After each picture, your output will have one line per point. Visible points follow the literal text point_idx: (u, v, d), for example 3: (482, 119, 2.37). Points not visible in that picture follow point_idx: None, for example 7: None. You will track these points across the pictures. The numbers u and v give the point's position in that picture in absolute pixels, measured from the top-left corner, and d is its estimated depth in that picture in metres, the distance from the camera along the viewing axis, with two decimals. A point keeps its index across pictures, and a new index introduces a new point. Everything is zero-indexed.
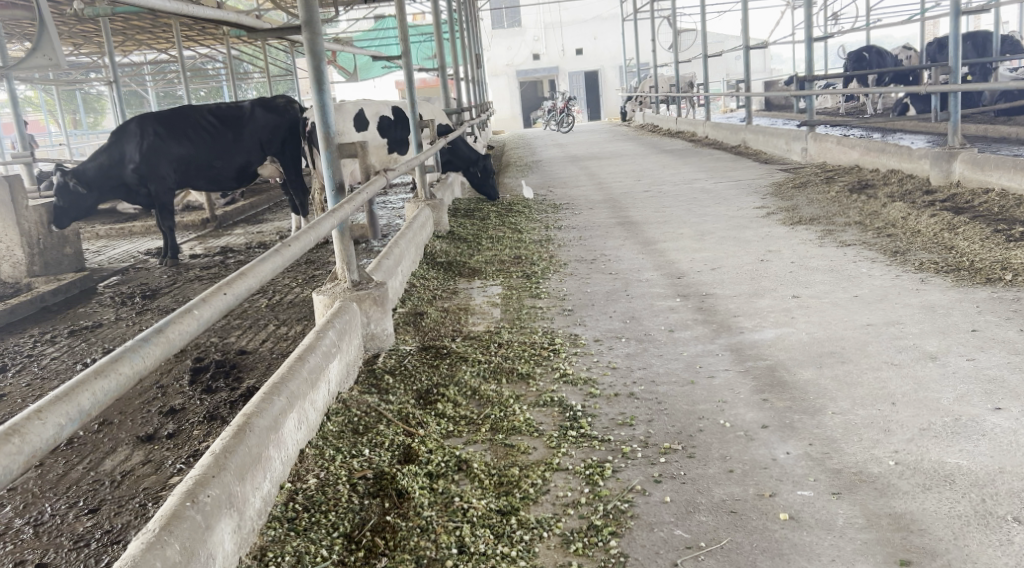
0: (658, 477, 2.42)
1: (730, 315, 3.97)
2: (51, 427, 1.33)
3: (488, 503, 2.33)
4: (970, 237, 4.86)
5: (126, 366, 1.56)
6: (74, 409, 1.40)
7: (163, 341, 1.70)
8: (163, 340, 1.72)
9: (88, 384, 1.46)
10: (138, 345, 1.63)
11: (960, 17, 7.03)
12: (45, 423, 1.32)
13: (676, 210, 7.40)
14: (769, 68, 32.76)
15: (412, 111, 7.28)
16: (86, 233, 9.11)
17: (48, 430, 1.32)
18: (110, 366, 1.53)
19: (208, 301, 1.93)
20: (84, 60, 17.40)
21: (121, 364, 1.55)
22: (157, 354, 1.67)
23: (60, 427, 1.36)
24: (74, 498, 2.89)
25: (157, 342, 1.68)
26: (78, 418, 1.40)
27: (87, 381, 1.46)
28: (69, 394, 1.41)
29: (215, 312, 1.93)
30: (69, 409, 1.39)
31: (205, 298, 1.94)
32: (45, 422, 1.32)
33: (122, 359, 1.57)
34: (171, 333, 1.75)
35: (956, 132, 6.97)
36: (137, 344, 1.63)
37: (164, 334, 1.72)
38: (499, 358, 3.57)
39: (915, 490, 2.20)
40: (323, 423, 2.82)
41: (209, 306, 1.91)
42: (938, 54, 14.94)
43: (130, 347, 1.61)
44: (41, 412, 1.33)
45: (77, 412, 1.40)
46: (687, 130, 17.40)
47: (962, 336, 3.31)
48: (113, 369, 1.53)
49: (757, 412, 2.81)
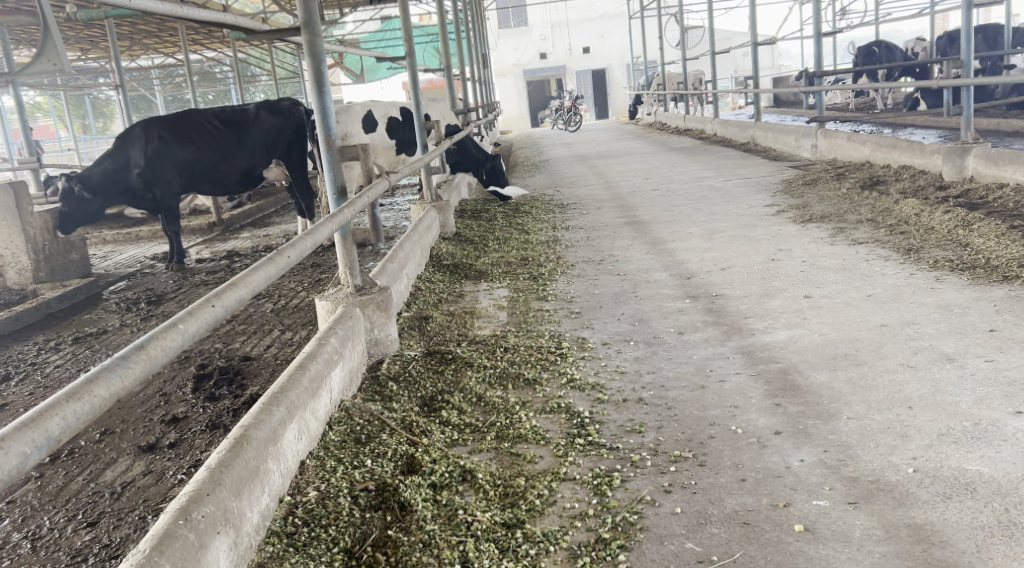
0: (668, 487, 2.35)
1: (741, 317, 3.89)
2: (16, 457, 1.26)
3: (493, 515, 2.27)
4: (986, 233, 4.76)
5: (101, 388, 1.50)
6: (42, 436, 1.33)
7: (144, 358, 1.64)
8: (144, 357, 1.66)
9: (58, 408, 1.39)
10: (116, 364, 1.57)
11: (971, 10, 6.90)
12: (9, 454, 1.25)
13: (685, 208, 7.33)
14: (777, 64, 32.54)
15: (417, 111, 7.20)
16: (93, 239, 9.11)
17: (13, 460, 1.25)
18: (84, 388, 1.46)
19: (194, 314, 1.87)
20: (93, 66, 17.46)
21: (96, 385, 1.49)
22: (136, 373, 1.61)
23: (27, 457, 1.29)
24: (73, 511, 2.84)
25: (137, 359, 1.63)
26: (47, 446, 1.34)
27: (59, 405, 1.40)
28: (38, 419, 1.35)
29: (202, 326, 1.87)
30: (36, 436, 1.32)
31: (191, 311, 1.88)
32: (9, 451, 1.26)
33: (97, 381, 1.50)
34: (153, 350, 1.68)
35: (969, 127, 6.85)
36: (116, 363, 1.57)
37: (146, 351, 1.66)
38: (506, 363, 3.50)
39: (936, 500, 2.11)
40: (324, 433, 2.76)
41: (196, 319, 1.86)
42: (948, 48, 14.76)
43: (108, 366, 1.55)
44: (4, 440, 1.27)
45: (45, 438, 1.34)
46: (695, 127, 17.25)
47: (980, 336, 3.22)
48: (87, 391, 1.46)
49: (770, 417, 2.73)
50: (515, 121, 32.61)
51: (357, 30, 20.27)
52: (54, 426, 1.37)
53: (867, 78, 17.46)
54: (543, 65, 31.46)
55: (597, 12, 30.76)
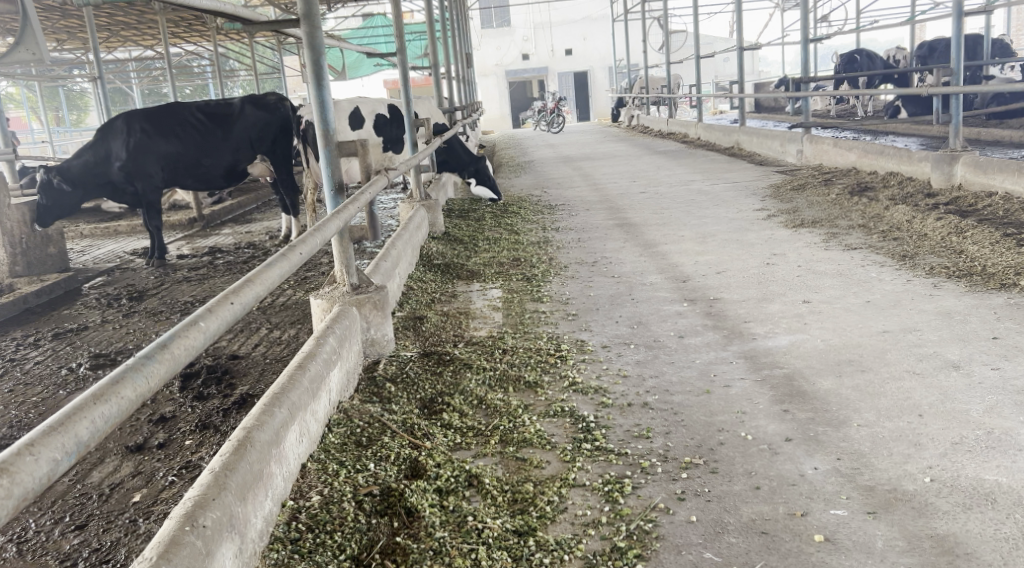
0: (681, 495, 2.30)
1: (741, 321, 3.86)
2: (46, 464, 1.20)
3: (504, 522, 2.20)
4: (981, 241, 4.77)
5: (127, 389, 1.43)
6: (72, 441, 1.27)
7: (168, 357, 1.56)
8: (168, 356, 1.58)
9: (86, 411, 1.32)
10: (140, 363, 1.50)
11: (962, 19, 6.94)
12: (38, 461, 1.18)
13: (675, 211, 7.29)
14: (757, 70, 32.76)
15: (407, 109, 7.09)
16: (70, 233, 8.92)
17: (42, 467, 1.19)
18: (111, 389, 1.39)
19: (214, 311, 1.79)
20: (70, 57, 17.16)
21: (122, 386, 1.42)
22: (161, 373, 1.53)
23: (56, 463, 1.23)
24: (60, 513, 2.74)
25: (161, 358, 1.55)
26: (77, 451, 1.27)
27: (87, 407, 1.32)
28: (66, 422, 1.28)
29: (222, 323, 1.80)
30: (66, 441, 1.25)
31: (210, 308, 1.80)
32: (39, 458, 1.19)
33: (123, 381, 1.43)
34: (175, 349, 1.60)
35: (958, 135, 6.89)
36: (140, 363, 1.50)
37: (169, 350, 1.58)
38: (505, 365, 3.44)
39: (956, 511, 2.09)
40: (324, 435, 2.68)
41: (216, 316, 1.78)
42: (929, 57, 14.91)
43: (132, 366, 1.47)
44: (33, 446, 1.20)
45: (74, 443, 1.27)
46: (678, 130, 17.27)
47: (983, 343, 3.22)
48: (114, 393, 1.39)
49: (779, 423, 2.69)
50: (497, 121, 32.50)
51: (339, 27, 20.10)
52: (84, 430, 1.29)
53: (849, 85, 17.59)
54: (525, 66, 31.40)
55: (580, 14, 30.75)
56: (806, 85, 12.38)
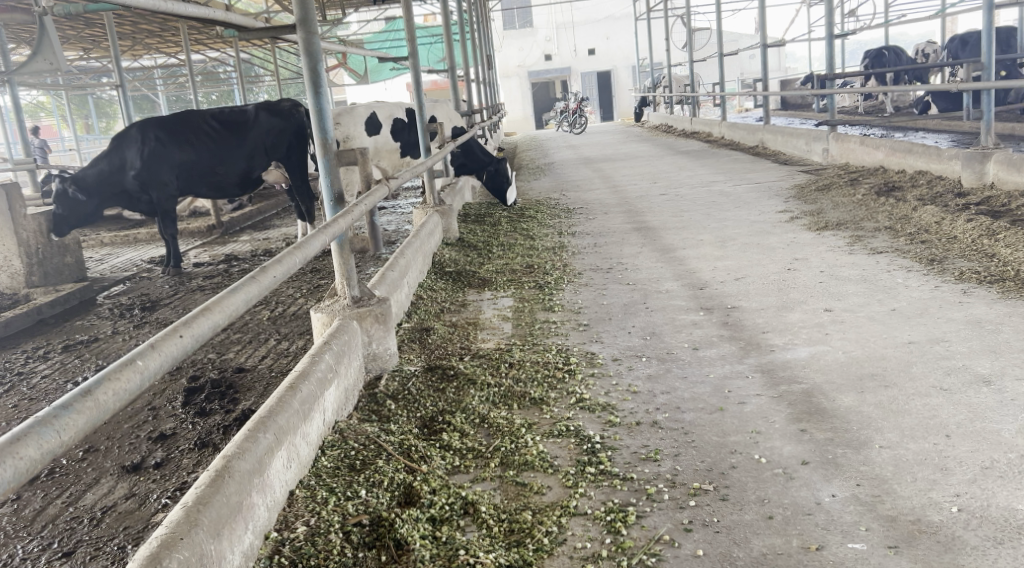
0: (688, 525, 2.16)
1: (759, 331, 3.68)
2: None
3: (496, 556, 2.08)
4: (1013, 243, 4.57)
5: (29, 447, 1.28)
6: None
7: (89, 406, 1.43)
8: (91, 404, 1.45)
9: None
10: (53, 417, 1.36)
11: (993, 11, 6.65)
12: None
13: (694, 214, 7.11)
14: (784, 67, 32.29)
15: (421, 113, 6.94)
16: (90, 242, 8.94)
17: None
18: (8, 449, 1.24)
19: (158, 347, 1.69)
20: (96, 66, 17.46)
21: (24, 445, 1.27)
22: (79, 424, 1.40)
23: None
24: (49, 539, 2.66)
25: (82, 408, 1.42)
26: None
27: None
28: None
29: (166, 360, 1.69)
30: None
31: (154, 344, 1.70)
32: None
33: (26, 438, 1.28)
34: (102, 395, 1.48)
35: (989, 132, 6.63)
36: (53, 415, 1.36)
37: (93, 396, 1.45)
38: (511, 381, 3.29)
39: (986, 545, 1.93)
40: (317, 459, 2.58)
41: (158, 354, 1.67)
42: (960, 51, 14.51)
43: (42, 419, 1.34)
44: None
45: None
46: (701, 129, 17.01)
47: (1015, 355, 3.04)
48: (12, 452, 1.24)
49: (795, 445, 2.54)
50: (519, 123, 32.38)
51: (361, 32, 20.18)
52: None
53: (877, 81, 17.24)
54: (548, 66, 31.21)
55: (602, 14, 30.64)
56: (832, 82, 11.93)
